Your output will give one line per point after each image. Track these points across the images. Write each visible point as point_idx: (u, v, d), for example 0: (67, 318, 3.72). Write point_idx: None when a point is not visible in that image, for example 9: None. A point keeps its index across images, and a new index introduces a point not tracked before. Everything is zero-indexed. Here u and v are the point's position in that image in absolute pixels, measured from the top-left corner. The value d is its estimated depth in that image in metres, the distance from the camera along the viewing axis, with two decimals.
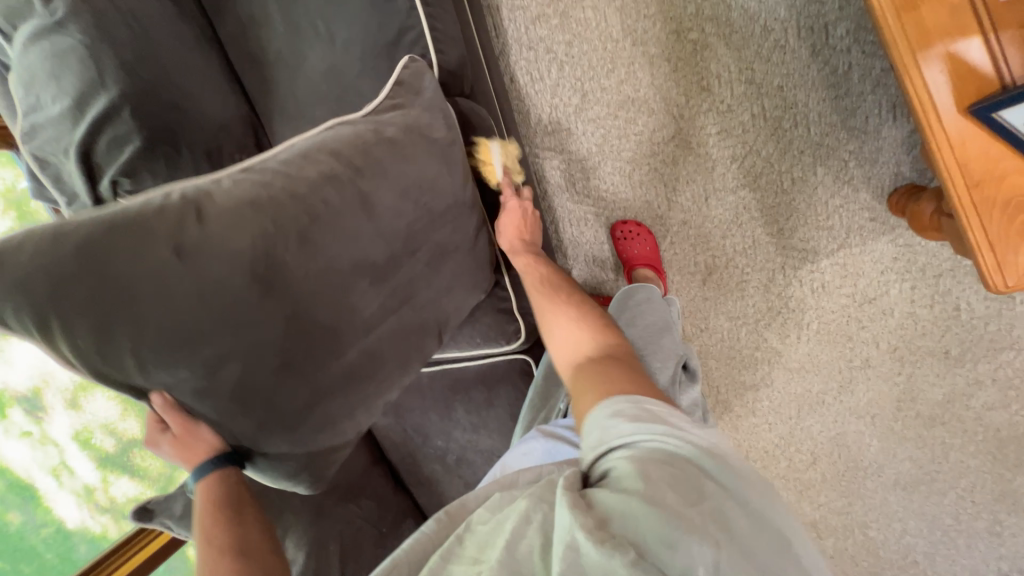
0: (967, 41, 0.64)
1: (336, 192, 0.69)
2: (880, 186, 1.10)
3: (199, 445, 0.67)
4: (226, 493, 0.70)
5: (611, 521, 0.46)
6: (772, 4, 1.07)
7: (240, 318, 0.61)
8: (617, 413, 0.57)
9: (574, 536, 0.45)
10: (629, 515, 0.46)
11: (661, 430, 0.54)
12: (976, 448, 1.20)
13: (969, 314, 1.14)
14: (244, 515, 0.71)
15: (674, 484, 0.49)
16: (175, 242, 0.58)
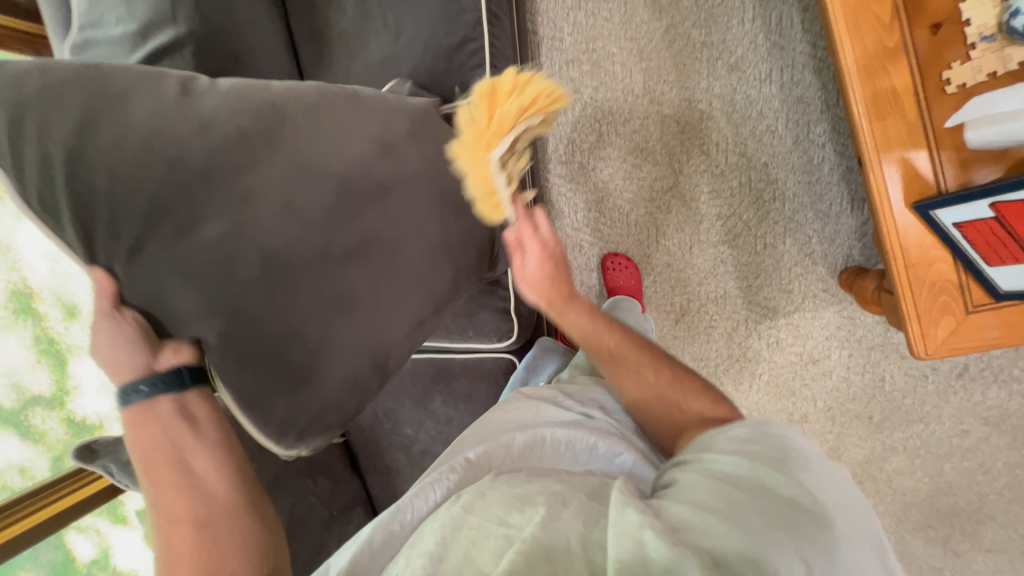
0: (917, 152, 0.80)
1: (331, 94, 0.76)
2: (834, 263, 1.28)
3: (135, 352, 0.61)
4: (166, 444, 0.62)
5: (685, 529, 0.50)
6: (768, 95, 1.26)
7: (242, 152, 0.63)
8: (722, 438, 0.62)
9: (642, 533, 0.48)
10: (706, 525, 0.50)
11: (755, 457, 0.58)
12: (884, 508, 1.35)
13: (891, 386, 1.32)
14: (192, 474, 0.63)
15: (761, 505, 0.52)
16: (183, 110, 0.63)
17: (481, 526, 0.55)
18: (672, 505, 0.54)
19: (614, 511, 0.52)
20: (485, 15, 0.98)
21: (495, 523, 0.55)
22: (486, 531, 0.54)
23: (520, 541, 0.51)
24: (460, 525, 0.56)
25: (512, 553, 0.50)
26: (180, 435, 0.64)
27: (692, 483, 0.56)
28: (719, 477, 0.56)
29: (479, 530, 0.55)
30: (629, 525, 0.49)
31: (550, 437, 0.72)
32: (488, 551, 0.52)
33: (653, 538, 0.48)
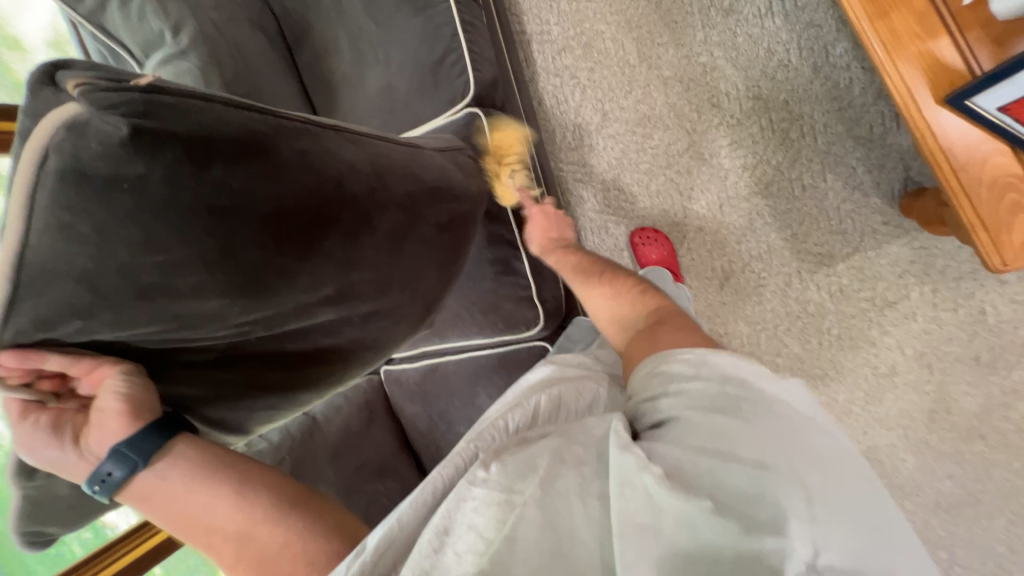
0: (937, 42, 0.76)
1: None
2: (891, 191, 1.17)
3: (107, 424, 0.53)
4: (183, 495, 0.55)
5: (683, 474, 0.49)
6: (773, 31, 1.20)
7: None
8: (674, 363, 0.59)
9: (642, 479, 0.48)
10: (696, 468, 0.49)
11: (714, 380, 0.55)
12: (1021, 464, 1.13)
13: (996, 318, 1.13)
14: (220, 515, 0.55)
15: (745, 430, 0.50)
16: None
17: (489, 493, 0.51)
18: (663, 447, 0.51)
19: (613, 460, 0.50)
20: (461, 27, 1.06)
21: (495, 490, 0.50)
22: (492, 500, 0.50)
23: (522, 506, 0.48)
24: (465, 497, 0.51)
25: (514, 518, 0.48)
26: (213, 493, 0.55)
27: (682, 421, 0.53)
28: (701, 406, 0.53)
29: (484, 500, 0.50)
30: (630, 470, 0.49)
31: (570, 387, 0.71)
32: (493, 520, 0.48)
33: (655, 484, 0.47)
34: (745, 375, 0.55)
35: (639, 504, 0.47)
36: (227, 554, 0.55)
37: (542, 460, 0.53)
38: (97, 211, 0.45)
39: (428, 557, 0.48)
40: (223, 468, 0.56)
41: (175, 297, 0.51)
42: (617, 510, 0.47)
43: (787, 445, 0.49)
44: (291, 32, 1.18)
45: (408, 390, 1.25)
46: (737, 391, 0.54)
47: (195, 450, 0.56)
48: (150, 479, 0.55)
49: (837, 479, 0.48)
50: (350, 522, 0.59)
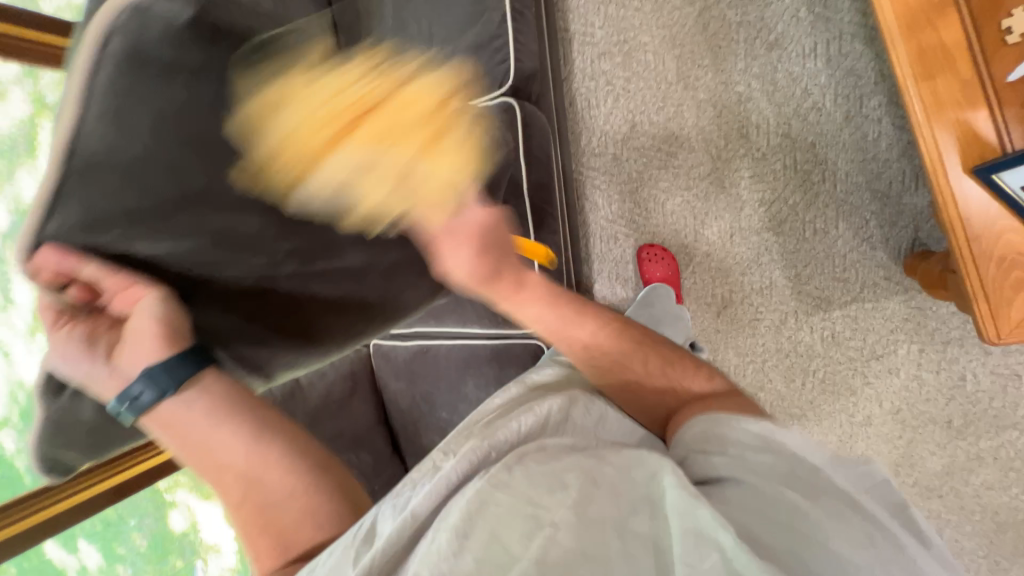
0: (976, 113, 0.78)
1: None
2: (897, 248, 1.19)
3: (139, 341, 0.54)
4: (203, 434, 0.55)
5: (755, 539, 0.47)
6: (813, 72, 1.21)
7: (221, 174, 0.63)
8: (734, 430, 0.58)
9: (718, 538, 0.45)
10: (766, 537, 0.46)
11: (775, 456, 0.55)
12: (972, 528, 1.18)
13: (974, 386, 1.17)
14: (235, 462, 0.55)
15: (829, 516, 0.48)
16: None
17: (508, 501, 0.50)
18: (733, 511, 0.50)
19: (673, 503, 0.48)
20: (510, 14, 1.05)
21: (518, 498, 0.50)
22: (517, 508, 0.49)
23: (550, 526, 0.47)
24: (489, 501, 0.49)
25: (543, 539, 0.46)
26: (229, 432, 0.55)
27: (750, 489, 0.52)
28: (772, 479, 0.52)
29: (508, 508, 0.49)
30: (699, 522, 0.46)
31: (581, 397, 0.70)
32: (516, 531, 0.47)
33: (731, 546, 0.44)
34: (817, 459, 0.54)
35: (713, 566, 0.44)
36: (234, 495, 0.54)
37: (570, 476, 0.52)
38: (147, 91, 0.49)
39: (447, 559, 0.45)
40: (247, 406, 0.57)
41: (225, 208, 0.57)
42: (687, 563, 0.44)
43: (878, 546, 0.46)
44: None
45: (396, 367, 1.24)
46: (809, 474, 0.53)
47: (220, 385, 0.57)
48: (172, 405, 0.55)
49: None
50: (357, 490, 0.60)
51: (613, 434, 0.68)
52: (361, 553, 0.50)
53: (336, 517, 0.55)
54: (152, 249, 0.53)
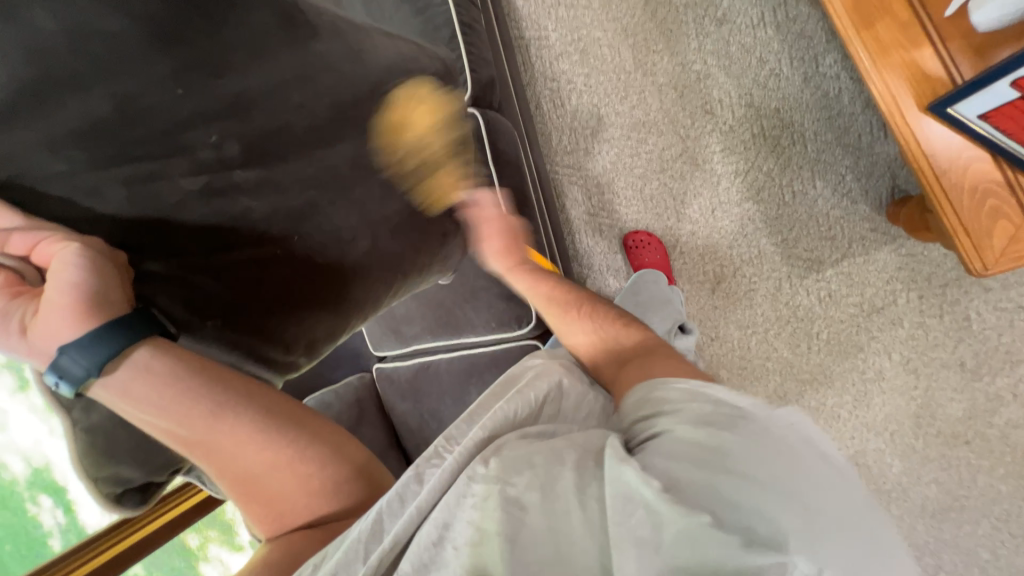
0: (921, 52, 0.79)
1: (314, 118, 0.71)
2: (878, 198, 1.19)
3: (52, 314, 0.52)
4: (164, 393, 0.54)
5: (680, 487, 0.47)
6: (765, 40, 1.23)
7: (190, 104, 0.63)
8: (672, 386, 0.60)
9: (637, 493, 0.46)
10: (695, 482, 0.47)
11: (706, 400, 0.56)
12: (1005, 470, 1.15)
13: (980, 324, 1.15)
14: (212, 425, 0.55)
15: (749, 446, 0.49)
16: (203, 183, 0.63)
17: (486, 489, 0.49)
18: (657, 459, 0.49)
19: (609, 470, 0.49)
20: (460, 28, 1.08)
21: (496, 483, 0.50)
22: (489, 494, 0.49)
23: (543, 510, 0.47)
24: (466, 492, 0.50)
25: (525, 522, 0.47)
26: (196, 400, 0.55)
27: (673, 436, 0.52)
28: (698, 424, 0.52)
29: (484, 498, 0.49)
30: (626, 480, 0.47)
31: (572, 387, 0.70)
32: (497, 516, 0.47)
33: (653, 499, 0.45)
34: (741, 397, 0.55)
35: (637, 521, 0.44)
36: (213, 467, 0.56)
37: (537, 458, 0.52)
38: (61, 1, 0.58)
39: (429, 550, 0.49)
40: (201, 376, 0.56)
41: (166, 113, 0.62)
42: (614, 523, 0.45)
43: (794, 479, 0.46)
44: None
45: (400, 388, 1.25)
46: (735, 409, 0.54)
47: (161, 362, 0.54)
48: (108, 385, 0.53)
49: (850, 512, 0.45)
50: (365, 461, 0.62)
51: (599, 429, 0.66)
52: (371, 551, 0.50)
53: (332, 484, 0.57)
54: (92, 182, 0.59)
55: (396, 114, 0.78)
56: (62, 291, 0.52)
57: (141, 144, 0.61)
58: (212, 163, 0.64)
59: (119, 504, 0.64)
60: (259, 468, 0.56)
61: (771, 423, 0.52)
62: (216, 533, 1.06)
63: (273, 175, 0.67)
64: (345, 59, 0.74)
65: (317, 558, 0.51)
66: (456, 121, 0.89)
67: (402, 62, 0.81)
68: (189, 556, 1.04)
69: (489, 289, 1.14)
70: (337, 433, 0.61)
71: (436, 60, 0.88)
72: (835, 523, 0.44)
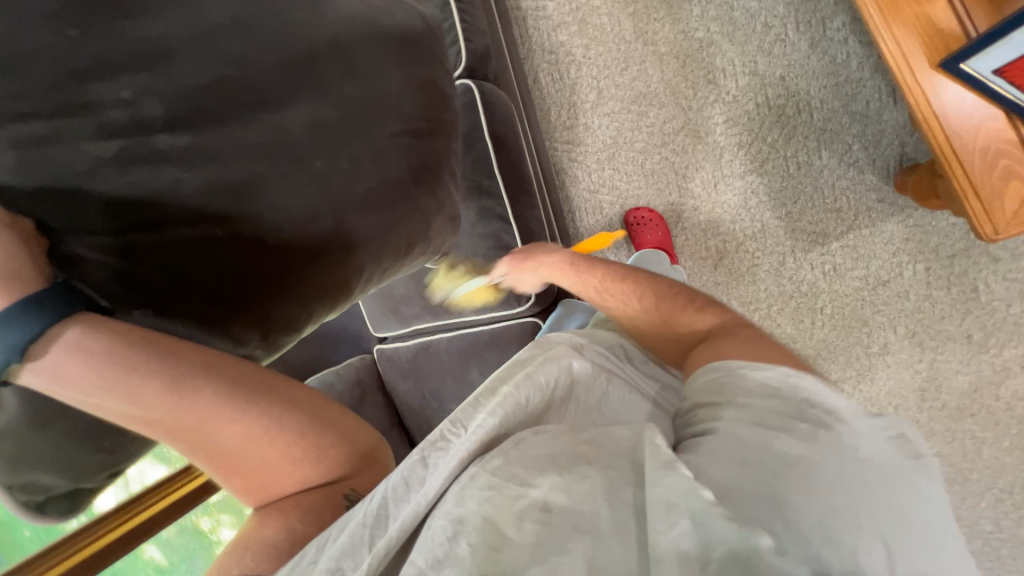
0: (933, 5, 0.77)
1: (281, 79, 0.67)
2: (886, 168, 1.16)
3: None
4: (104, 374, 0.48)
5: (734, 497, 0.45)
6: (770, 4, 1.19)
7: (108, 63, 0.60)
8: (742, 370, 0.57)
9: (694, 508, 0.43)
10: (754, 493, 0.45)
11: (779, 402, 0.52)
12: (1011, 442, 1.14)
13: (988, 295, 1.13)
14: (164, 408, 0.49)
15: (820, 461, 0.46)
16: (118, 150, 0.58)
17: (503, 494, 0.48)
18: (711, 465, 0.48)
19: (649, 473, 0.47)
20: None
21: (505, 480, 0.49)
22: (512, 496, 0.48)
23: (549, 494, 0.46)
24: (476, 485, 0.50)
25: (533, 521, 0.46)
26: (149, 380, 0.49)
27: (732, 438, 0.50)
28: (768, 425, 0.50)
29: (498, 496, 0.48)
30: (675, 493, 0.44)
31: (584, 370, 0.70)
32: (516, 526, 0.46)
33: (704, 510, 0.43)
34: (829, 407, 0.51)
35: (681, 532, 0.43)
36: (186, 450, 0.52)
37: (563, 458, 0.52)
38: None
39: (442, 545, 0.46)
40: (152, 351, 0.50)
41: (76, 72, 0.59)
42: (655, 532, 0.43)
43: (871, 515, 0.43)
44: None
45: (400, 369, 1.25)
46: (815, 418, 0.50)
47: (100, 338, 0.49)
48: (44, 372, 0.47)
49: (928, 554, 0.43)
50: (353, 433, 0.59)
51: (617, 412, 0.67)
52: (376, 538, 0.48)
53: (310, 453, 0.55)
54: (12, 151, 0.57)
55: (361, 75, 0.73)
56: None
57: (44, 102, 0.57)
58: (131, 124, 0.59)
59: (41, 514, 0.61)
60: (230, 445, 0.52)
61: (855, 440, 0.48)
62: (228, 517, 1.02)
63: (206, 140, 0.62)
64: (304, 23, 0.70)
65: (316, 548, 0.48)
66: (433, 82, 0.83)
67: (371, 18, 0.77)
68: (202, 540, 1.02)
69: (486, 267, 1.11)
70: (314, 400, 0.57)
71: (414, 17, 0.84)
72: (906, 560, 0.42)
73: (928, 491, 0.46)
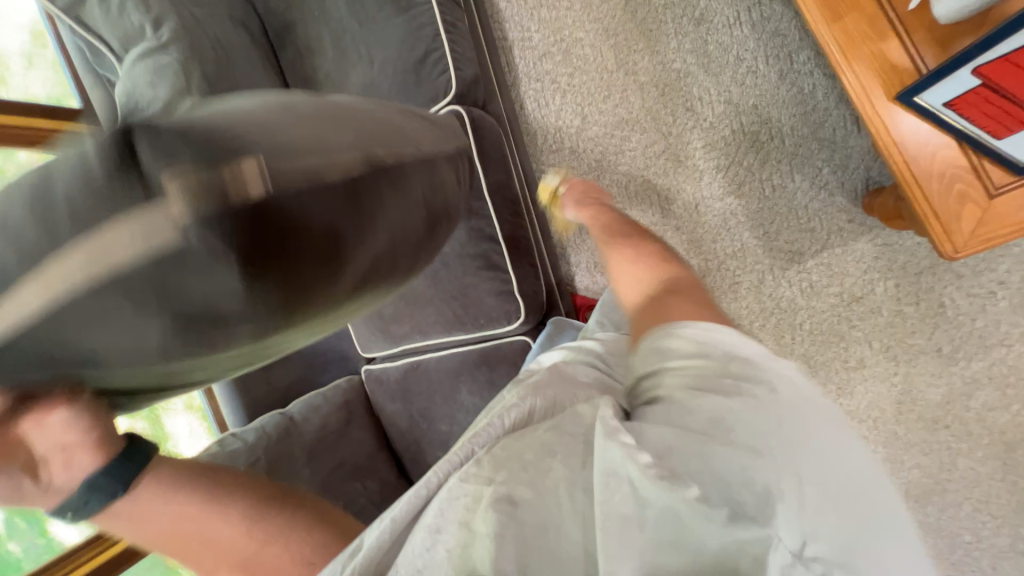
0: (887, 44, 0.84)
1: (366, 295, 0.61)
2: (854, 190, 1.23)
3: (77, 459, 0.48)
4: (156, 513, 0.56)
5: (670, 457, 0.45)
6: (742, 39, 1.27)
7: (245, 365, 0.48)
8: (681, 331, 0.53)
9: (626, 470, 0.45)
10: (687, 452, 0.44)
11: (704, 359, 0.50)
12: (984, 452, 1.17)
13: (955, 311, 1.19)
14: (194, 528, 0.59)
15: (742, 413, 0.45)
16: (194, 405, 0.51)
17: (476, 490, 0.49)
18: (651, 429, 0.47)
19: (600, 448, 0.47)
20: (444, 28, 1.10)
21: (484, 483, 0.49)
22: (480, 495, 0.49)
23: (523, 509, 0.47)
24: (456, 493, 0.50)
25: (500, 515, 0.46)
26: (186, 501, 0.58)
27: (672, 399, 0.48)
28: (694, 383, 0.48)
29: (473, 496, 0.49)
30: (612, 458, 0.46)
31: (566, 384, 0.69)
32: (482, 517, 0.47)
33: (640, 475, 0.44)
34: (747, 354, 0.51)
35: (622, 495, 0.44)
36: (206, 558, 0.59)
37: (530, 455, 0.51)
38: (87, 304, 0.32)
39: (423, 555, 0.48)
40: (195, 479, 0.60)
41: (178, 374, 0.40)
42: (601, 500, 0.45)
43: (799, 461, 0.44)
44: (275, 32, 1.20)
45: (390, 389, 1.23)
46: (738, 369, 0.49)
47: (165, 474, 0.58)
48: (113, 511, 0.55)
49: (853, 496, 0.45)
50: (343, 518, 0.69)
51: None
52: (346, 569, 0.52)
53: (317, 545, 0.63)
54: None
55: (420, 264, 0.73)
56: (70, 437, 0.45)
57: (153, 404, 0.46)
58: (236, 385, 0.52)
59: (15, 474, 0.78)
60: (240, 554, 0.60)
61: (768, 390, 0.48)
62: None
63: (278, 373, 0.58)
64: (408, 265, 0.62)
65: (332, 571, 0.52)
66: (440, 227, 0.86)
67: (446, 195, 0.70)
68: None
69: (475, 285, 1.13)
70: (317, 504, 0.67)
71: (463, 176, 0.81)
72: (828, 500, 0.43)
73: (840, 439, 0.47)
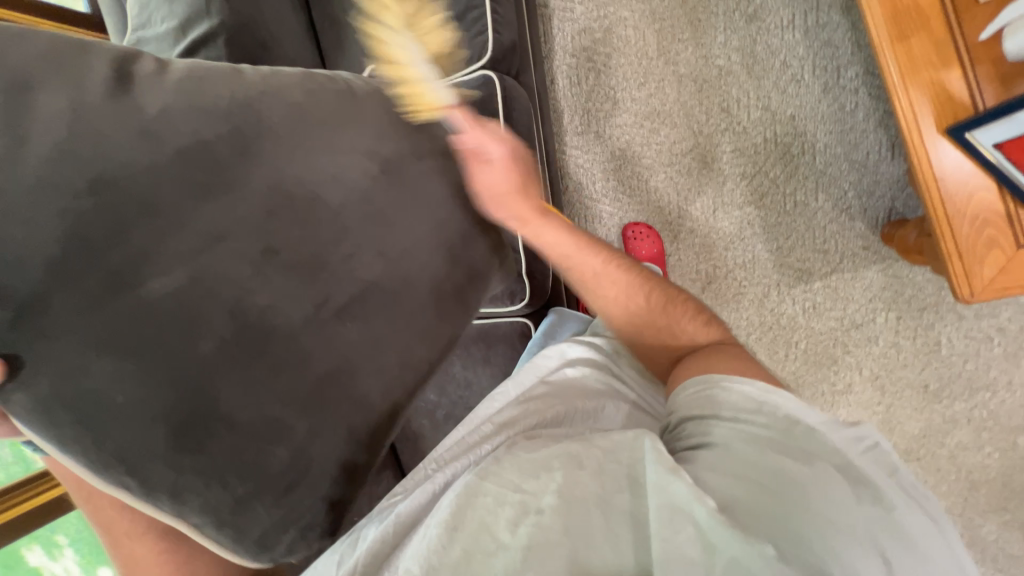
0: (950, 72, 0.81)
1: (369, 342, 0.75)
2: (875, 218, 1.22)
3: None
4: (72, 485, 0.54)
5: (733, 509, 0.45)
6: (792, 44, 1.22)
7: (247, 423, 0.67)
8: (738, 380, 0.56)
9: (691, 512, 0.44)
10: (751, 503, 0.45)
11: (765, 419, 0.52)
12: (948, 488, 1.22)
13: (949, 350, 1.21)
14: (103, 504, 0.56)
15: (816, 477, 0.46)
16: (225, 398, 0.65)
17: (499, 491, 0.50)
18: (707, 473, 0.48)
19: (653, 480, 0.47)
20: None
21: (508, 488, 0.50)
22: (503, 498, 0.50)
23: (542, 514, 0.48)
24: (476, 493, 0.51)
25: (529, 525, 0.47)
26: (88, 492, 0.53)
27: (736, 450, 0.50)
28: (761, 442, 0.49)
29: (495, 497, 0.50)
30: (675, 497, 0.45)
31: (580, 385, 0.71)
32: (504, 520, 0.48)
33: (705, 519, 0.43)
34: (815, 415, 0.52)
35: (684, 537, 0.43)
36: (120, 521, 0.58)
37: (554, 460, 0.52)
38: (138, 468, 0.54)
39: (437, 553, 0.48)
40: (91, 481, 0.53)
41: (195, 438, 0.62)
42: (659, 537, 0.44)
43: (882, 531, 0.42)
44: None
45: None
46: (804, 428, 0.50)
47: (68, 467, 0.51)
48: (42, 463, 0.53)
49: None
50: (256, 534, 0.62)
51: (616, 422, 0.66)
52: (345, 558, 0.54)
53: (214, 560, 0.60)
54: (130, 157, 0.55)
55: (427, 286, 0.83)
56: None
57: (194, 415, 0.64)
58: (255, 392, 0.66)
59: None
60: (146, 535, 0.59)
61: (840, 453, 0.48)
62: None
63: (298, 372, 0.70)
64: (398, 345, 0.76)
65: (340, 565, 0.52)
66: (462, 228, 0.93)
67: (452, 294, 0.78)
68: None
69: None
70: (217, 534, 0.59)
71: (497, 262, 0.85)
72: None
73: (934, 525, 0.44)
